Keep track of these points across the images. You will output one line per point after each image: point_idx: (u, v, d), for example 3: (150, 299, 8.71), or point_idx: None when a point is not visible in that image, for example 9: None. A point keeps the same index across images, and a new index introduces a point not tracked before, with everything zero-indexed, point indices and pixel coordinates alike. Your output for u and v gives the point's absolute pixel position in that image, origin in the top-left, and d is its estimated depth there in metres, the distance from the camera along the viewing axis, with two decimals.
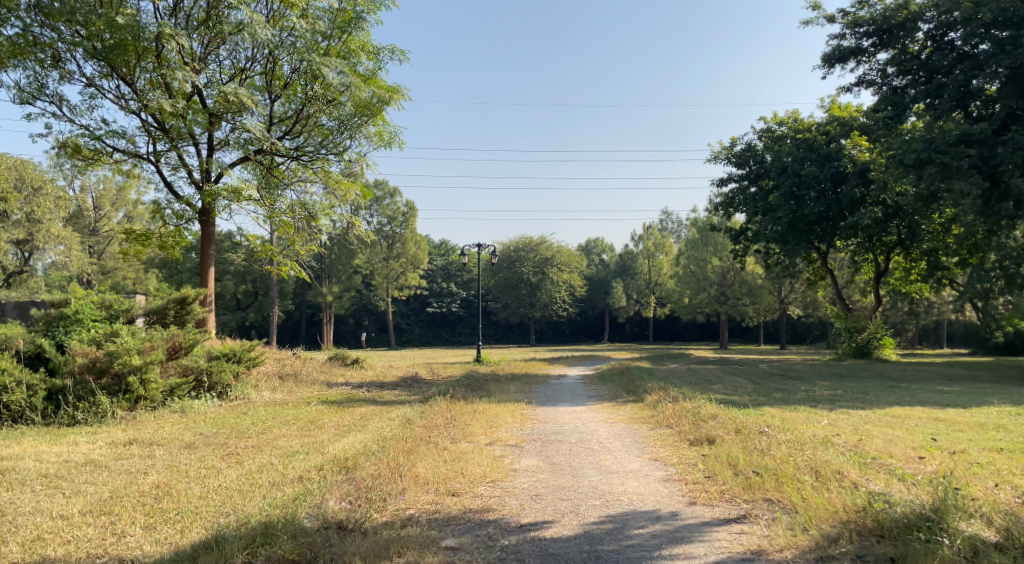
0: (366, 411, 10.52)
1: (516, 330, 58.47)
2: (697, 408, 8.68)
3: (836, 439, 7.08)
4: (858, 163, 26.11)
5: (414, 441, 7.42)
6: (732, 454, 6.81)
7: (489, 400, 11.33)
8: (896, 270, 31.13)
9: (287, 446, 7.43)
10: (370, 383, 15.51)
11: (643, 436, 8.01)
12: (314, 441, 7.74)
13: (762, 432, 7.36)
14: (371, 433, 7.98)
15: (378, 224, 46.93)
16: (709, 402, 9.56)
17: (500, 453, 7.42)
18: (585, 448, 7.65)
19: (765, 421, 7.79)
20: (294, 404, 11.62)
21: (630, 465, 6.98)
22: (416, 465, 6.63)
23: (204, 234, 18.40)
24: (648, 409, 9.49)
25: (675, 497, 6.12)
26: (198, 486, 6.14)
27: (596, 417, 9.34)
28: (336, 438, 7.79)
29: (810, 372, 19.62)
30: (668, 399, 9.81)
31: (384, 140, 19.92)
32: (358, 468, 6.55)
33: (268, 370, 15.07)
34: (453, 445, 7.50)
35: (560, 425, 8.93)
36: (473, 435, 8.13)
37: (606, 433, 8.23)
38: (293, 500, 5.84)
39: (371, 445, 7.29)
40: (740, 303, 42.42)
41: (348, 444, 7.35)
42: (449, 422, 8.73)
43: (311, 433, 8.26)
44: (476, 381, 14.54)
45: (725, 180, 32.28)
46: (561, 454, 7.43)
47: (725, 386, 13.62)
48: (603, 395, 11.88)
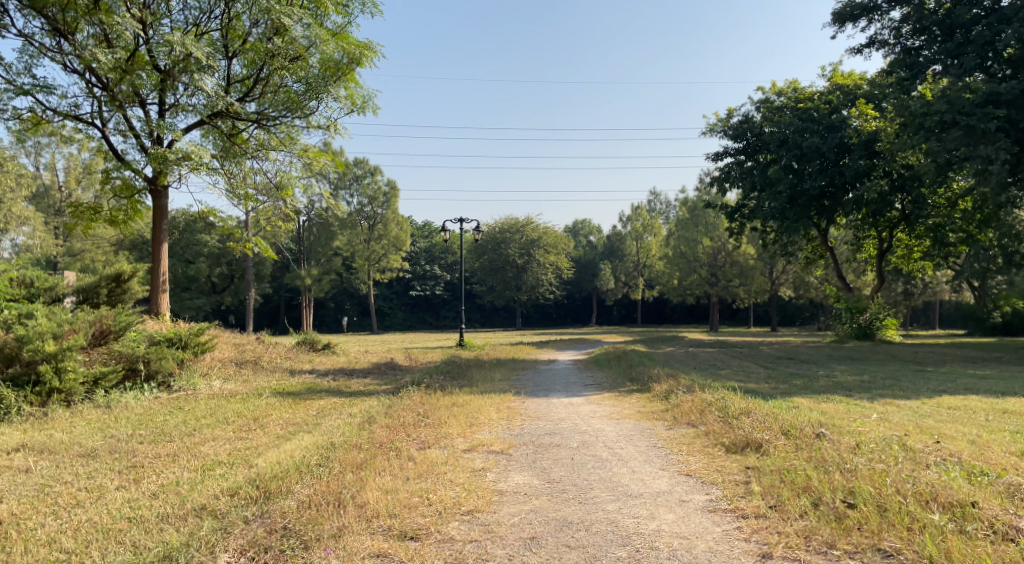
0: (325, 405, 8.95)
1: (502, 314, 56.99)
2: (722, 402, 7.21)
3: (919, 444, 5.72)
4: (863, 133, 24.87)
5: (372, 450, 5.89)
6: (798, 470, 5.38)
7: (470, 390, 9.82)
8: (896, 249, 29.66)
9: (202, 456, 5.92)
10: (338, 370, 13.93)
11: (661, 440, 6.54)
12: (245, 446, 6.22)
13: (822, 436, 5.90)
14: (318, 435, 6.44)
15: (359, 205, 45.03)
16: (731, 393, 8.10)
17: (481, 465, 5.91)
18: (591, 457, 6.15)
19: (814, 420, 6.34)
20: (245, 396, 10.02)
21: (656, 485, 5.50)
22: (365, 489, 5.10)
23: (157, 207, 16.72)
24: (659, 401, 8.03)
25: (736, 543, 4.65)
26: (51, 525, 4.74)
27: (599, 412, 7.85)
28: (273, 442, 6.27)
29: (817, 355, 18.26)
30: (681, 389, 8.36)
31: (357, 103, 18.44)
32: (283, 494, 5.03)
33: (224, 357, 13.46)
34: (421, 453, 5.98)
35: (555, 423, 7.43)
36: (449, 438, 6.60)
37: (614, 435, 6.73)
38: (165, 556, 4.36)
39: (311, 454, 5.78)
40: (730, 285, 41.18)
41: (283, 454, 5.84)
42: (421, 420, 7.21)
43: (246, 436, 6.74)
44: (457, 367, 13.01)
45: (720, 155, 30.78)
46: (561, 467, 5.92)
47: (735, 372, 12.17)
48: (602, 384, 10.38)
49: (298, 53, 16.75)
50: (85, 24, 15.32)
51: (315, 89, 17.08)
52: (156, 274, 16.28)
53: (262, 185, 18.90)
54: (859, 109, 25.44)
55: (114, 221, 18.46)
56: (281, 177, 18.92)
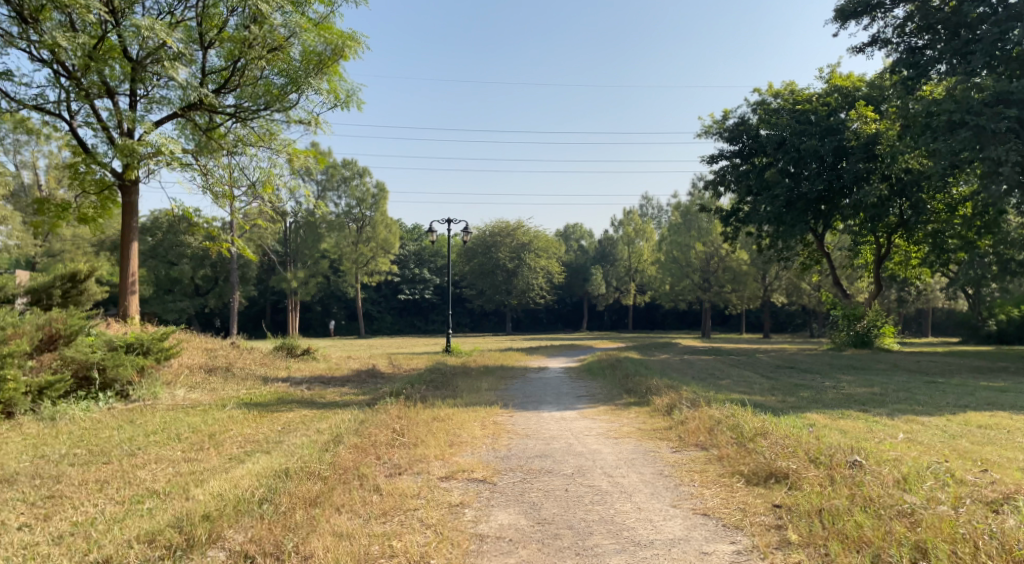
0: (293, 418, 8.19)
1: (492, 319, 56.19)
2: (733, 422, 6.49)
3: (970, 477, 5.08)
4: (861, 136, 24.12)
5: (331, 483, 5.14)
6: (849, 519, 4.65)
7: (453, 402, 9.06)
8: (894, 255, 29.00)
9: (132, 492, 5.14)
10: (315, 378, 13.13)
11: (667, 469, 5.82)
12: (188, 473, 5.46)
13: (857, 466, 5.21)
14: (274, 459, 5.69)
15: (347, 207, 44.10)
16: (738, 408, 7.38)
17: (460, 499, 5.18)
18: (588, 488, 5.43)
19: (843, 445, 5.66)
20: (207, 407, 9.25)
21: (669, 531, 4.79)
22: (310, 539, 4.41)
23: (127, 204, 15.96)
24: (661, 417, 7.29)
25: None
26: None
27: (595, 430, 7.12)
28: (219, 468, 5.51)
29: (817, 363, 17.58)
30: (684, 403, 7.64)
31: (341, 99, 17.71)
32: (207, 547, 4.37)
33: (192, 363, 12.65)
34: (390, 483, 5.30)
35: (547, 443, 6.68)
36: (426, 462, 5.87)
37: (614, 460, 6.01)
38: None
39: (256, 490, 5.02)
40: (723, 291, 40.56)
41: (226, 489, 5.09)
42: (396, 438, 6.46)
43: (194, 456, 5.99)
44: (441, 375, 12.23)
45: (715, 158, 30.21)
46: (554, 502, 5.18)
47: (736, 381, 11.44)
48: (596, 395, 9.64)
49: (278, 45, 15.98)
50: (52, 11, 14.52)
51: (296, 82, 16.30)
52: (123, 274, 15.80)
53: (239, 183, 18.15)
54: (858, 111, 24.59)
55: (85, 217, 17.65)
56: (259, 175, 18.13)
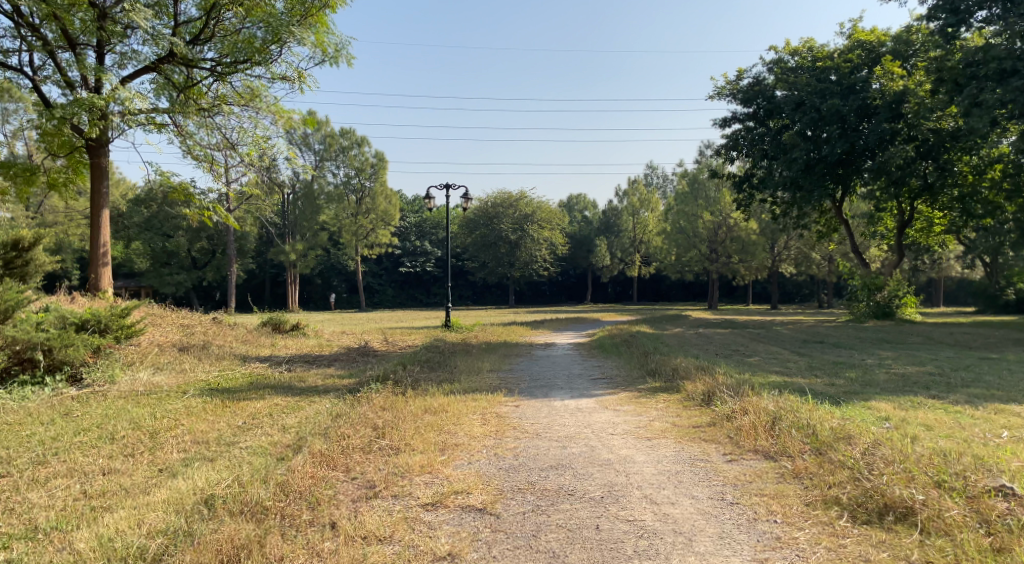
0: (262, 407, 7.03)
1: (495, 291, 54.97)
2: (803, 425, 5.46)
3: None
4: (887, 93, 22.55)
5: (266, 526, 4.26)
6: None
7: (451, 386, 7.97)
8: (916, 221, 27.53)
9: (5, 531, 4.37)
10: (298, 356, 12.01)
11: (731, 492, 4.82)
12: (93, 500, 4.69)
13: (1012, 503, 4.33)
14: (202, 478, 4.86)
15: (345, 177, 42.51)
16: (791, 397, 6.27)
17: (448, 547, 4.19)
18: (626, 527, 4.39)
19: (972, 467, 4.73)
20: (165, 393, 8.03)
21: None
22: None
23: (96, 167, 14.58)
24: (698, 413, 6.20)
25: None
26: None
27: (622, 429, 5.99)
28: (133, 492, 4.74)
29: (845, 337, 16.37)
30: (725, 390, 6.51)
31: (328, 54, 16.34)
32: None
33: (164, 341, 11.51)
34: (349, 521, 4.39)
35: (563, 444, 5.62)
36: (406, 481, 4.93)
37: (653, 480, 4.96)
38: None
39: (154, 539, 4.20)
40: (731, 262, 39.16)
41: (124, 531, 4.28)
42: (376, 445, 5.41)
43: (114, 461, 5.22)
44: (438, 354, 11.11)
45: (728, 121, 28.67)
46: (582, 550, 4.16)
47: (768, 359, 10.31)
48: (615, 379, 8.39)
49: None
50: None
51: (278, 35, 14.92)
52: (94, 244, 14.47)
53: (220, 146, 16.69)
54: (885, 67, 22.99)
55: (54, 184, 16.21)
56: (238, 138, 16.56)
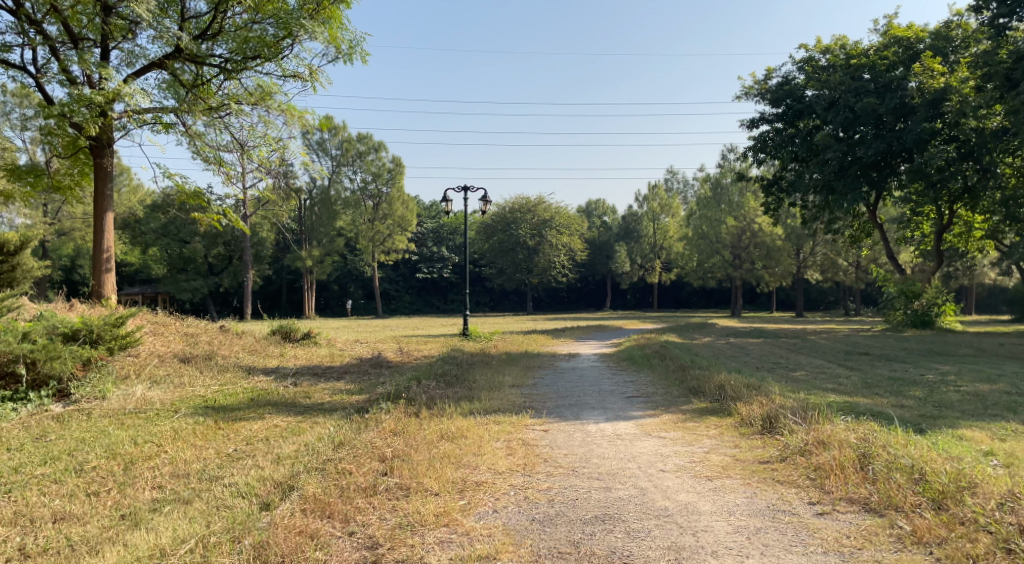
0: (258, 428, 6.34)
1: (512, 298, 54.22)
2: (914, 469, 4.84)
3: None
4: (926, 92, 21.55)
5: None
6: None
7: (472, 405, 7.29)
8: (954, 225, 26.38)
9: None
10: (309, 367, 11.37)
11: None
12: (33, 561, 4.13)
13: None
14: (164, 534, 4.27)
15: (362, 182, 42.09)
16: (871, 425, 5.57)
17: None
18: None
19: None
20: (157, 411, 7.35)
21: None
22: None
23: (100, 168, 13.92)
24: (761, 451, 5.52)
25: None
26: None
27: (676, 468, 5.30)
28: (81, 552, 4.17)
29: (887, 348, 15.48)
30: (791, 416, 5.78)
31: (342, 50, 15.74)
32: None
33: (166, 351, 10.87)
34: None
35: (609, 489, 4.97)
36: (417, 539, 4.31)
37: (728, 547, 4.28)
38: None
39: None
40: (755, 268, 38.04)
41: None
42: (386, 491, 4.77)
43: (69, 504, 4.70)
44: (456, 365, 10.41)
45: (756, 122, 27.68)
46: None
47: (816, 374, 9.56)
48: (652, 397, 7.60)
49: None
50: None
51: (289, 29, 14.26)
52: (98, 247, 13.76)
53: (230, 147, 16.16)
54: (925, 64, 21.97)
55: (57, 185, 15.49)
56: (248, 137, 15.83)
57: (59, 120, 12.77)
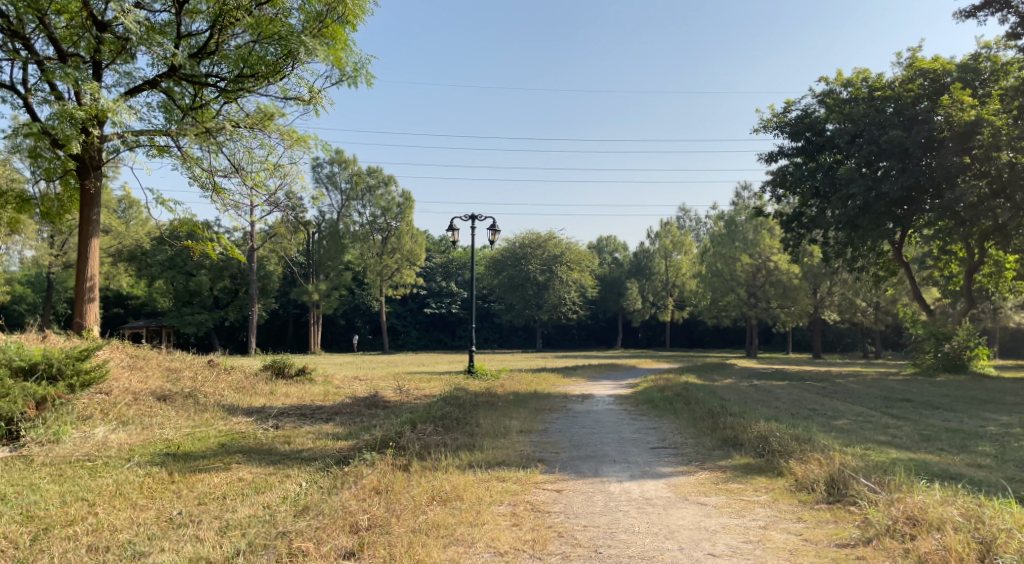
0: (217, 482, 5.40)
1: (521, 335, 53.08)
2: None
3: None
4: (954, 125, 20.70)
5: None
6: None
7: (473, 455, 6.31)
8: (984, 264, 25.30)
9: None
10: (299, 406, 10.43)
11: None
12: None
13: None
14: None
15: (371, 217, 41.17)
16: (971, 500, 4.59)
17: None
18: None
19: None
20: (111, 457, 6.40)
21: None
22: None
23: (87, 194, 13.06)
24: (834, 533, 4.53)
25: None
26: None
27: (728, 549, 4.33)
28: None
29: (926, 393, 14.38)
30: (867, 485, 4.81)
31: (347, 73, 15.06)
32: None
33: (143, 388, 9.95)
34: None
35: None
36: None
37: None
38: None
39: None
40: (771, 307, 36.88)
41: None
42: None
43: None
44: (458, 406, 9.43)
45: (774, 156, 26.91)
46: None
47: (863, 425, 8.54)
48: (682, 449, 6.57)
49: (274, 7, 13.58)
50: None
51: (290, 50, 13.55)
52: (81, 276, 12.82)
53: (228, 172, 15.41)
54: (953, 95, 21.05)
55: (48, 213, 14.39)
56: (245, 161, 15.02)
57: (40, 140, 11.99)
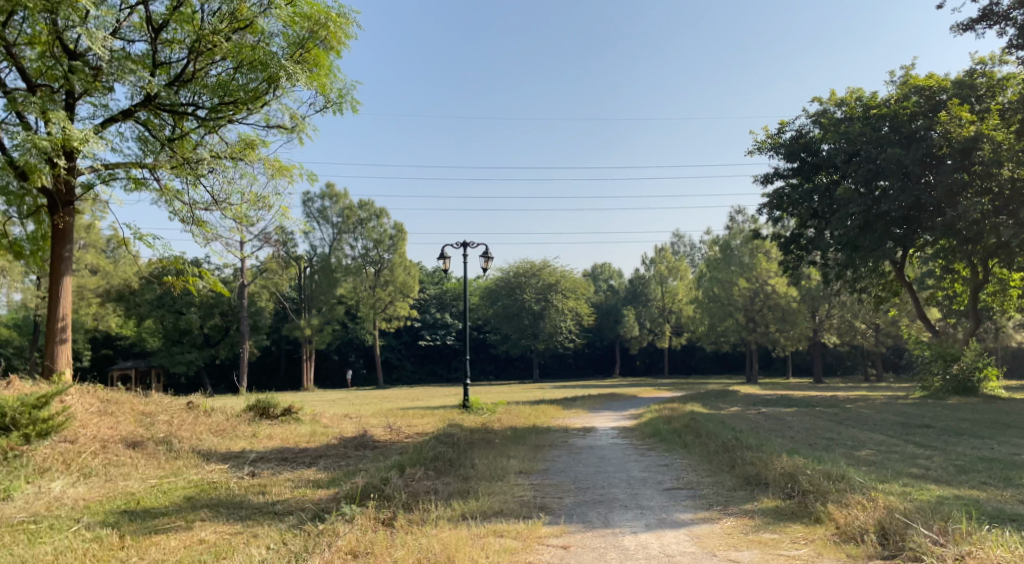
0: (173, 546, 4.83)
1: (518, 365, 52.31)
2: None
3: None
4: (954, 141, 20.29)
5: None
6: None
7: (466, 504, 5.63)
8: (987, 283, 24.81)
9: None
10: (282, 449, 9.72)
11: None
12: None
13: None
14: None
15: (363, 250, 40.66)
16: None
17: None
18: None
19: None
20: (60, 516, 5.72)
21: None
22: None
23: (59, 231, 12.36)
24: None
25: None
26: None
27: None
28: None
29: (942, 418, 13.73)
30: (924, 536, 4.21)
31: (332, 100, 14.54)
32: None
33: (112, 434, 9.27)
34: None
35: None
36: None
37: None
38: None
39: None
40: (770, 331, 36.26)
41: None
42: None
43: None
44: (453, 445, 8.74)
45: (769, 178, 26.50)
46: None
47: (891, 456, 7.91)
48: (700, 491, 5.92)
49: (254, 34, 12.97)
50: None
51: (271, 76, 12.96)
52: (52, 316, 12.04)
53: (210, 205, 14.81)
54: (952, 111, 20.65)
55: (17, 253, 13.60)
56: (226, 193, 14.42)
57: (5, 172, 11.42)
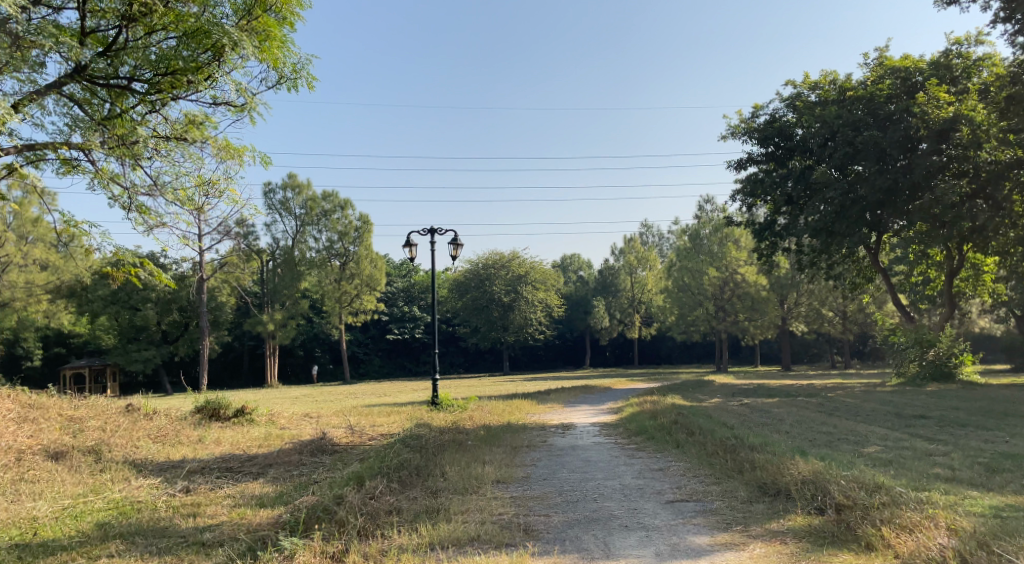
0: None
1: (488, 358, 51.53)
2: None
3: None
4: (932, 122, 19.75)
5: None
6: None
7: (440, 534, 4.76)
8: (960, 269, 24.50)
9: None
10: (228, 456, 8.68)
11: None
12: None
13: None
14: None
15: (327, 242, 39.25)
16: None
17: None
18: None
19: None
20: None
21: None
22: None
23: None
24: None
25: None
26: None
27: None
28: None
29: (933, 407, 13.19)
30: None
31: (285, 76, 13.36)
32: None
33: (29, 444, 8.13)
34: None
35: None
36: None
37: None
38: None
39: None
40: (740, 320, 35.88)
41: None
42: None
43: None
44: (421, 450, 7.82)
45: (743, 164, 25.88)
46: None
47: (902, 454, 7.22)
48: (710, 505, 5.35)
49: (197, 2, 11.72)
50: None
51: (214, 47, 11.77)
52: None
53: (152, 190, 13.59)
54: (930, 92, 20.13)
55: None
56: (169, 177, 13.20)
57: None
